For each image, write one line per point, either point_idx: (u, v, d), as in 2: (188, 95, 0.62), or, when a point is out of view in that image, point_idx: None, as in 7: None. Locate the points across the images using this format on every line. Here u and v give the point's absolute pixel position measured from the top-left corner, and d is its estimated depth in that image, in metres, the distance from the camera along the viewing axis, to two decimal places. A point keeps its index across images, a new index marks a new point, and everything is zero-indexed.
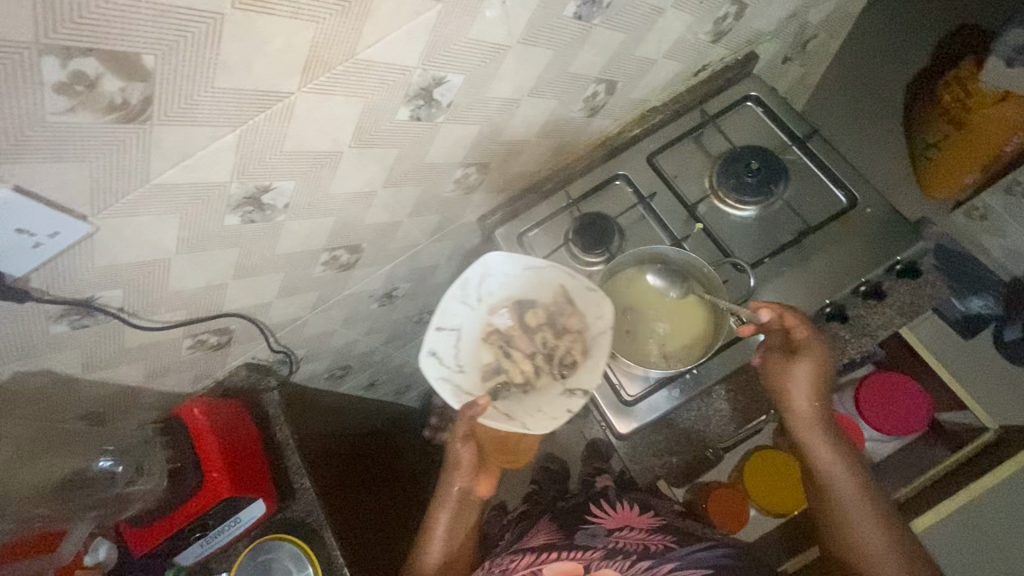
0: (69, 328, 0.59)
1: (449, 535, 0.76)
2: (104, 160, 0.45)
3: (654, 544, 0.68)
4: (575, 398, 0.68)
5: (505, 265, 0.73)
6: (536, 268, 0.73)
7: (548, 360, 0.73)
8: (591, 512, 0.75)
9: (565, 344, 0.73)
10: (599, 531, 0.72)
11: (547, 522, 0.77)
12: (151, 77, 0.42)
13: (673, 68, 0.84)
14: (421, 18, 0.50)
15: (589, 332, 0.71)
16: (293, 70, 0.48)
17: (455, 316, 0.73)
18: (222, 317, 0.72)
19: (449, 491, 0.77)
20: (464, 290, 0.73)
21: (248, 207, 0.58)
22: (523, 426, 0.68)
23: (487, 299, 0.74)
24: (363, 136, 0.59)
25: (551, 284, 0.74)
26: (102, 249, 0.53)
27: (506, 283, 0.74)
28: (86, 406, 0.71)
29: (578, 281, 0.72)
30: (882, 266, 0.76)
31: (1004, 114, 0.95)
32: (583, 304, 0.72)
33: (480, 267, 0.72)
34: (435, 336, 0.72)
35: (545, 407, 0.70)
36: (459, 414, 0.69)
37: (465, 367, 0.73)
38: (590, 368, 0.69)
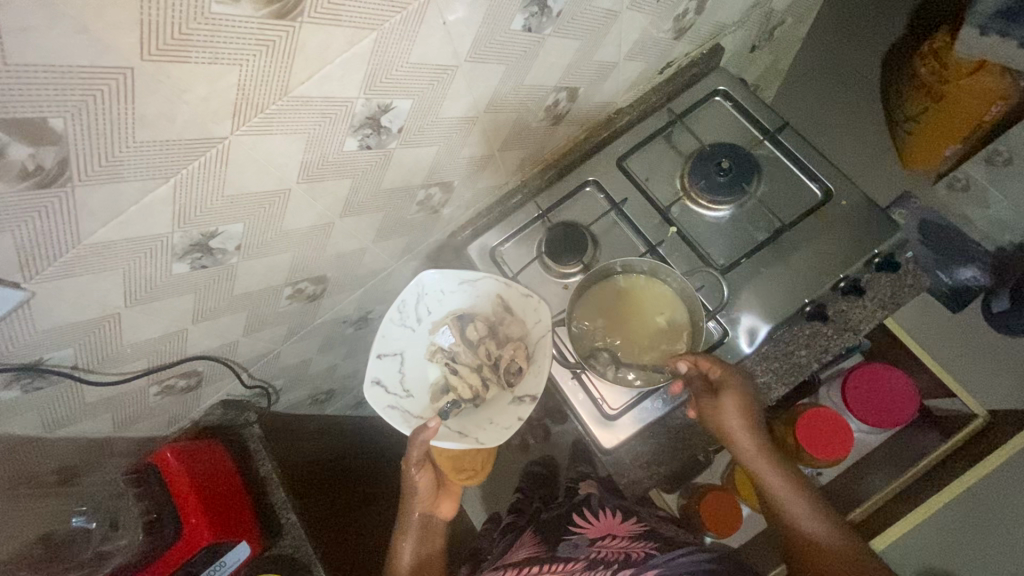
0: (21, 392, 0.57)
1: (417, 547, 0.77)
2: (28, 228, 0.43)
3: (635, 553, 0.63)
4: (524, 405, 0.67)
5: (438, 281, 0.72)
6: (472, 281, 0.73)
7: (495, 370, 0.72)
8: (573, 522, 0.72)
9: (510, 352, 0.71)
10: (581, 542, 0.68)
11: (530, 535, 0.73)
12: (64, 140, 0.39)
13: (636, 69, 0.81)
14: (355, 47, 0.47)
15: (529, 339, 0.71)
16: (222, 114, 0.45)
17: (394, 340, 0.71)
18: (187, 361, 0.70)
19: (409, 519, 0.78)
20: (401, 313, 0.71)
21: (196, 254, 0.56)
22: (477, 442, 0.66)
23: (427, 319, 0.73)
24: (310, 171, 0.56)
25: (489, 296, 0.73)
26: (43, 312, 0.50)
27: (443, 299, 0.73)
28: (55, 463, 0.70)
29: (512, 289, 0.72)
30: (861, 260, 0.74)
31: (982, 83, 0.94)
32: (522, 311, 0.71)
33: (415, 288, 0.72)
34: (377, 364, 0.69)
35: (496, 418, 0.68)
36: (410, 440, 0.67)
37: (413, 392, 0.71)
38: (535, 372, 0.67)
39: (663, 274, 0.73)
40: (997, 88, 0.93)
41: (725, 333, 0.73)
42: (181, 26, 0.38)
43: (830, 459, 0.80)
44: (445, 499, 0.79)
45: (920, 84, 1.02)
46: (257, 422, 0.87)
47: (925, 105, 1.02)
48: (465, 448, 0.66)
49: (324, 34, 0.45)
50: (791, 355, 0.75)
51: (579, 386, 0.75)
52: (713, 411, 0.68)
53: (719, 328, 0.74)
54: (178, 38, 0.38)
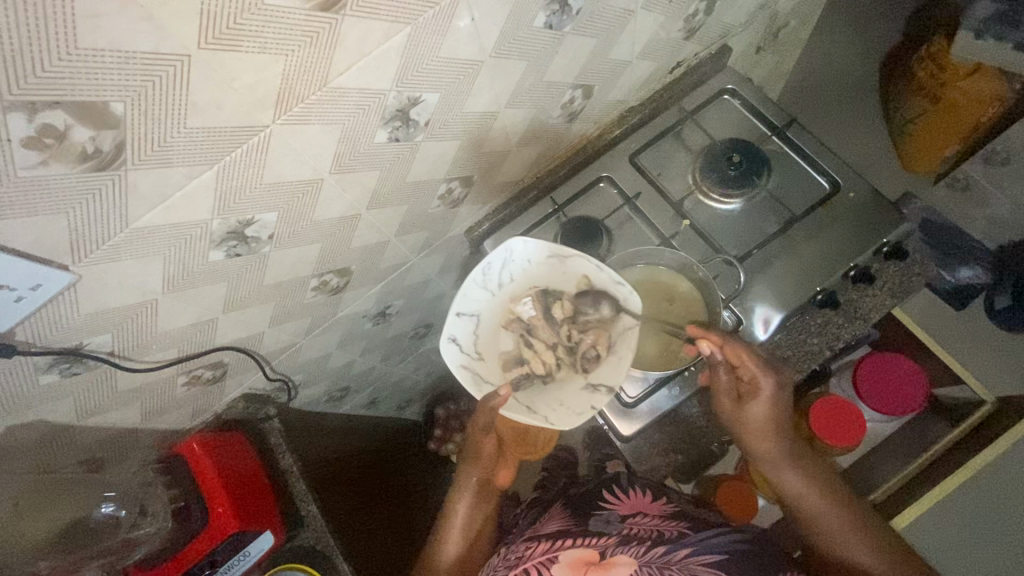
0: (59, 377, 0.59)
1: (470, 511, 0.78)
2: (81, 210, 0.45)
3: (668, 531, 0.66)
4: (600, 394, 0.66)
5: (527, 250, 0.71)
6: (563, 255, 0.71)
7: (573, 352, 0.70)
8: (603, 499, 0.74)
9: (590, 336, 0.70)
10: (612, 518, 0.70)
11: (559, 509, 0.75)
12: (121, 125, 0.41)
13: (648, 68, 0.84)
14: (390, 41, 0.50)
15: (613, 326, 0.69)
16: (265, 103, 0.47)
17: (475, 301, 0.71)
18: (215, 351, 0.72)
19: (468, 479, 0.79)
20: (485, 276, 0.71)
21: (231, 242, 0.58)
22: (545, 420, 0.66)
23: (508, 286, 0.72)
24: (342, 162, 0.58)
25: (576, 274, 0.71)
26: (87, 295, 0.52)
27: (528, 269, 0.72)
28: (84, 452, 0.71)
29: (604, 272, 0.70)
30: (870, 249, 0.77)
31: (979, 86, 0.97)
32: (611, 294, 0.70)
33: (502, 253, 0.71)
34: (455, 323, 0.70)
35: (567, 401, 0.67)
36: (479, 403, 0.68)
37: (486, 356, 0.71)
38: (616, 363, 0.67)
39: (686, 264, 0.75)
40: (992, 90, 0.96)
41: (739, 321, 0.75)
42: (236, 16, 0.40)
43: (844, 447, 0.81)
44: (503, 466, 0.79)
45: (918, 86, 1.04)
46: (277, 417, 0.89)
47: (923, 107, 1.04)
48: (532, 424, 0.66)
49: (363, 27, 0.47)
50: (804, 343, 0.77)
51: None
52: (737, 407, 0.70)
53: (733, 317, 0.76)
54: (232, 27, 0.41)
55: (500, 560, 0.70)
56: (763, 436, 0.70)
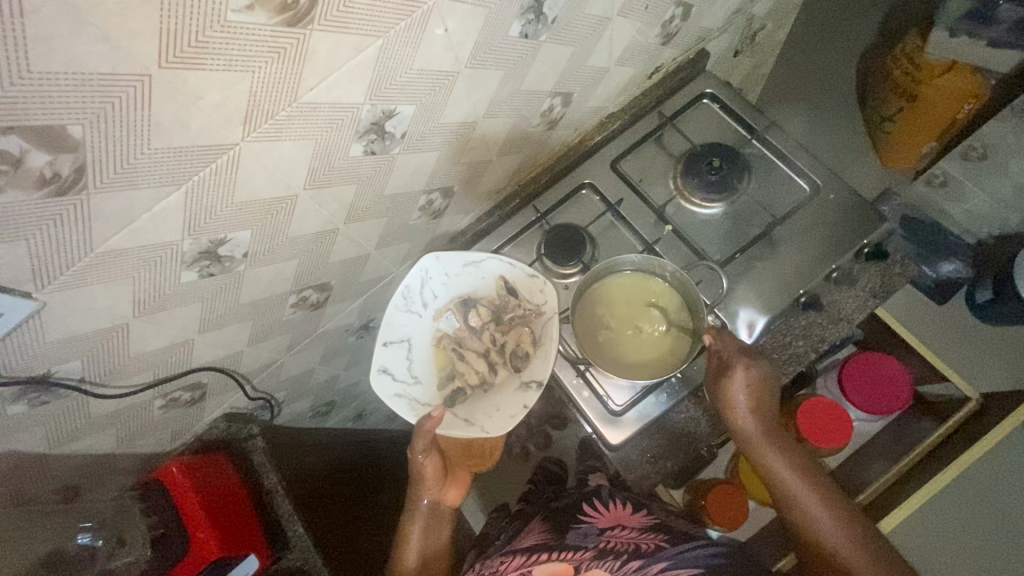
0: (28, 407, 0.57)
1: (424, 537, 0.78)
2: (42, 236, 0.43)
3: (646, 544, 0.64)
4: (531, 391, 0.68)
5: (441, 265, 0.74)
6: (476, 262, 0.75)
7: (501, 355, 0.72)
8: (583, 511, 0.72)
9: (514, 337, 0.72)
10: (591, 531, 0.68)
11: (538, 523, 0.73)
12: (81, 148, 0.40)
13: (626, 74, 0.84)
14: (361, 54, 0.49)
15: (534, 324, 0.72)
16: (233, 121, 0.46)
17: (401, 327, 0.72)
18: (193, 372, 0.70)
19: (417, 506, 0.79)
20: (406, 299, 0.73)
21: (204, 262, 0.56)
22: (483, 431, 0.67)
23: (431, 305, 0.74)
24: (317, 177, 0.57)
25: (492, 279, 0.75)
26: (53, 323, 0.50)
27: (447, 284, 0.75)
28: (58, 481, 0.69)
29: (517, 270, 0.74)
30: (851, 251, 0.77)
31: (953, 83, 0.98)
32: (527, 292, 0.74)
33: (419, 274, 0.73)
34: (385, 352, 0.71)
35: (503, 405, 0.69)
36: (416, 427, 0.68)
37: (421, 378, 0.72)
38: (541, 357, 0.69)
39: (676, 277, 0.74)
40: (971, 84, 0.97)
41: (724, 326, 0.75)
42: (198, 34, 0.39)
43: (831, 448, 0.81)
44: (451, 485, 0.79)
45: (895, 85, 1.06)
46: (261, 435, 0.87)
47: (901, 106, 1.06)
48: (470, 436, 0.67)
49: (333, 41, 0.46)
50: (789, 346, 0.77)
51: (585, 384, 0.76)
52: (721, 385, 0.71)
53: (718, 321, 0.76)
54: (195, 45, 0.40)
55: None
56: (750, 426, 0.71)
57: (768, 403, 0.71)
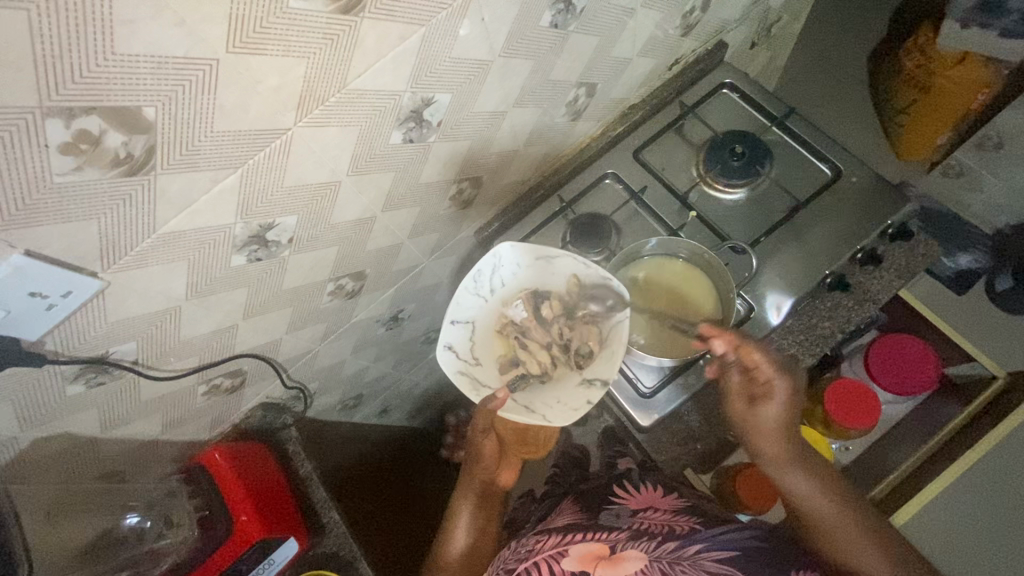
0: (85, 388, 0.59)
1: (472, 522, 0.77)
2: (111, 216, 0.46)
3: (680, 527, 0.63)
4: (595, 388, 0.66)
5: (518, 255, 0.73)
6: (549, 257, 0.73)
7: (566, 351, 0.73)
8: (614, 493, 0.72)
9: (583, 334, 0.71)
10: (623, 512, 0.68)
11: (568, 503, 0.74)
12: (152, 129, 0.42)
13: (647, 66, 0.86)
14: (406, 42, 0.51)
15: (603, 323, 0.71)
16: (287, 107, 0.49)
17: (467, 309, 0.72)
18: (236, 358, 0.73)
19: (471, 483, 0.78)
20: (475, 283, 0.72)
21: (253, 246, 0.58)
22: (545, 419, 0.66)
23: (500, 291, 0.73)
24: (359, 164, 0.59)
25: (565, 275, 0.73)
26: (113, 303, 0.53)
27: (519, 273, 0.73)
28: (107, 465, 0.71)
29: (592, 270, 0.72)
30: (876, 232, 0.78)
31: (965, 74, 1.00)
32: (599, 292, 0.72)
33: (491, 258, 0.72)
34: (450, 330, 0.70)
35: (564, 398, 0.67)
36: (478, 406, 0.67)
37: (481, 360, 0.71)
38: (608, 357, 0.68)
39: (698, 255, 0.75)
40: (980, 77, 0.99)
41: (751, 307, 0.76)
42: (262, 20, 0.42)
43: (860, 429, 0.82)
44: (505, 467, 0.78)
45: (908, 77, 1.08)
46: (294, 426, 0.89)
47: (913, 97, 1.08)
48: (531, 423, 0.66)
49: (380, 29, 0.49)
50: (815, 327, 0.78)
51: (614, 367, 0.77)
52: (745, 406, 0.66)
53: (745, 304, 0.77)
54: (259, 31, 0.42)
55: (510, 551, 0.68)
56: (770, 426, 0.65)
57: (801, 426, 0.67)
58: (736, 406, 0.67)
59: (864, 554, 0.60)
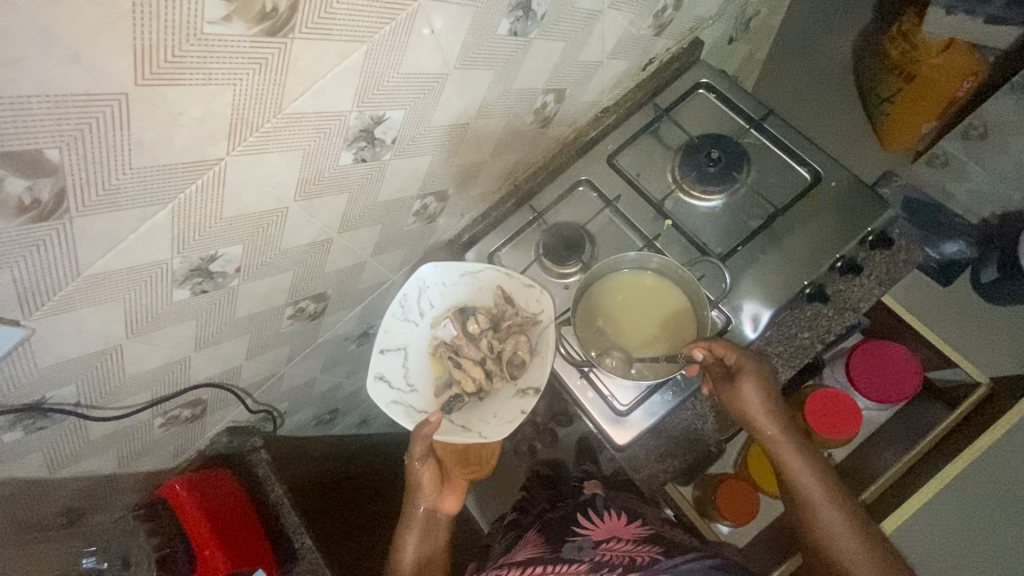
0: (24, 433, 0.56)
1: (420, 546, 0.75)
2: (25, 263, 0.42)
3: (641, 557, 0.60)
4: (529, 397, 0.66)
5: (438, 274, 0.71)
6: (473, 272, 0.72)
7: (499, 363, 0.71)
8: (578, 523, 0.70)
9: (511, 344, 0.70)
10: (585, 544, 0.65)
11: (534, 534, 0.71)
12: (60, 172, 0.39)
13: (620, 67, 0.82)
14: (347, 60, 0.47)
15: (531, 331, 0.70)
16: (218, 137, 0.45)
17: (398, 335, 0.70)
18: (193, 389, 0.69)
19: (414, 511, 0.76)
20: (403, 308, 0.70)
21: (196, 279, 0.55)
22: (481, 436, 0.65)
23: (429, 312, 0.72)
24: (307, 187, 0.56)
25: (490, 287, 0.73)
26: (43, 349, 0.49)
27: (445, 292, 0.72)
28: (61, 503, 0.68)
29: (514, 279, 0.71)
30: (856, 238, 0.76)
31: (951, 61, 0.97)
32: (523, 301, 0.71)
33: (416, 282, 0.70)
34: (381, 359, 0.68)
35: (500, 412, 0.67)
36: (412, 434, 0.65)
37: (416, 386, 0.70)
38: (539, 364, 0.67)
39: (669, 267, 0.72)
40: (965, 65, 0.96)
41: (728, 320, 0.74)
42: (175, 49, 0.38)
43: (840, 440, 0.80)
44: (448, 491, 0.77)
45: (891, 65, 1.04)
46: (264, 447, 0.85)
47: (898, 86, 1.04)
48: (468, 442, 0.65)
49: (316, 48, 0.45)
50: (794, 338, 0.76)
51: (588, 385, 0.75)
52: (732, 393, 0.68)
53: (722, 316, 0.74)
54: (173, 60, 0.38)
55: None
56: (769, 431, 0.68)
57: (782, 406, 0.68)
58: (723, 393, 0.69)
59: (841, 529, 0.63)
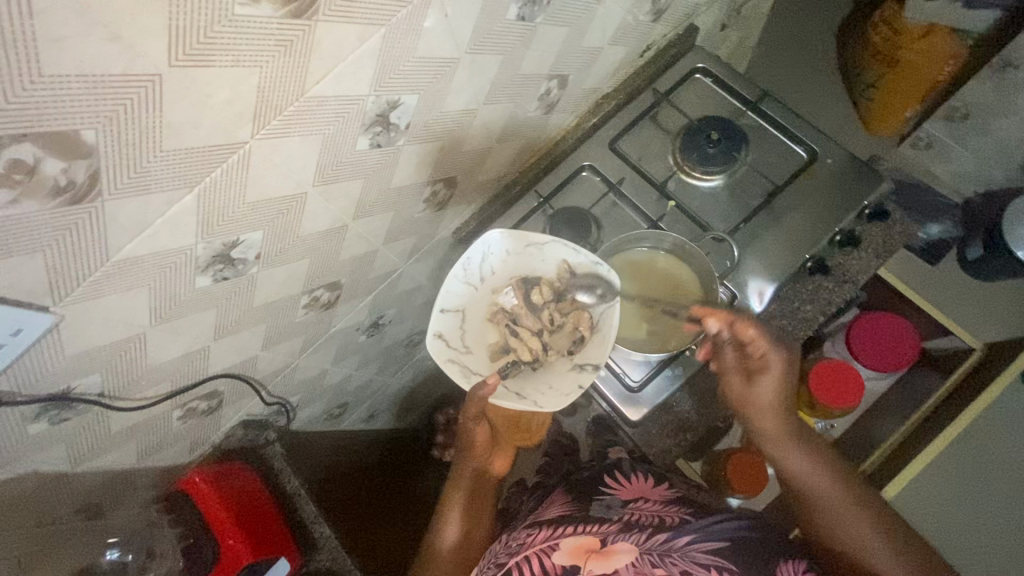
0: (49, 425, 0.56)
1: (468, 513, 0.76)
2: (58, 247, 0.43)
3: (669, 517, 0.63)
4: (586, 372, 0.67)
5: (504, 242, 0.72)
6: (538, 244, 0.72)
7: (556, 337, 0.70)
8: (604, 484, 0.72)
9: (573, 320, 0.70)
10: (613, 504, 0.68)
11: (560, 494, 0.73)
12: (94, 153, 0.39)
13: (619, 54, 0.84)
14: (367, 44, 0.49)
15: (593, 308, 0.70)
16: (244, 119, 0.46)
17: (457, 297, 0.71)
18: (210, 380, 0.70)
19: (463, 474, 0.77)
20: (466, 271, 0.71)
21: (218, 265, 0.56)
22: (535, 404, 0.65)
23: (490, 279, 0.72)
24: (325, 172, 0.57)
25: (553, 261, 0.72)
26: (70, 336, 0.50)
27: (509, 261, 0.73)
28: (81, 499, 0.68)
29: (580, 256, 0.71)
30: (853, 213, 0.78)
31: (932, 47, 1.00)
32: (587, 278, 0.71)
33: (480, 246, 0.71)
34: (440, 318, 0.69)
35: (555, 384, 0.68)
36: (468, 394, 0.65)
37: (472, 347, 0.70)
38: (599, 343, 0.68)
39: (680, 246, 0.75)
40: (946, 49, 0.99)
41: (734, 296, 0.76)
42: (206, 30, 0.39)
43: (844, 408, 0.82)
44: (500, 454, 0.79)
45: (875, 51, 1.08)
46: (278, 441, 0.87)
47: (882, 72, 1.07)
48: (522, 410, 0.65)
49: (338, 31, 0.46)
50: (798, 311, 0.78)
51: (600, 363, 0.76)
52: (743, 387, 0.68)
53: (728, 292, 0.77)
54: (204, 41, 0.39)
55: (503, 545, 0.67)
56: (772, 424, 0.68)
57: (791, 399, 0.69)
58: (732, 387, 0.69)
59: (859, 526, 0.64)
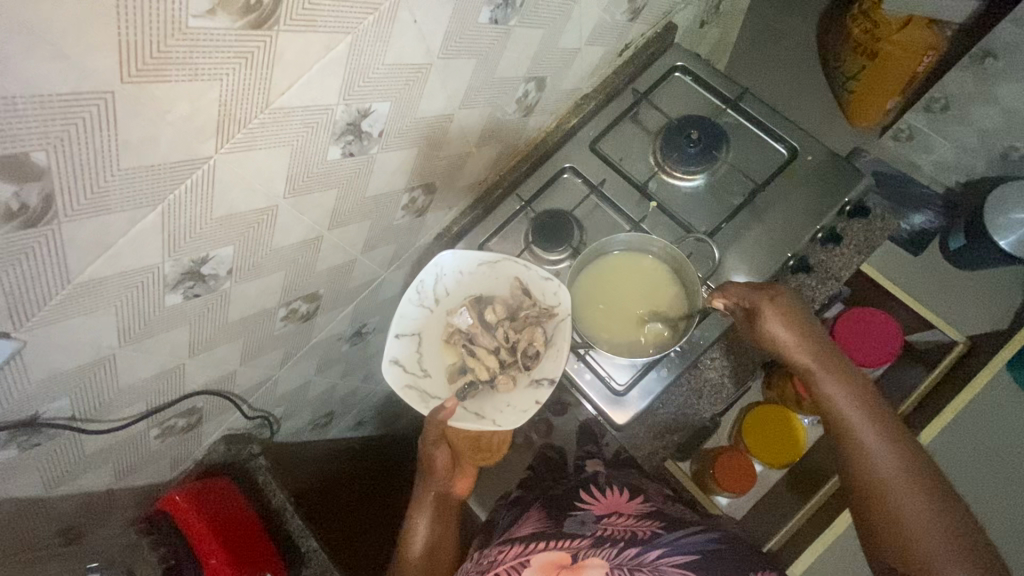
0: (18, 451, 0.55)
1: (432, 530, 0.76)
2: (14, 272, 0.41)
3: (642, 531, 0.61)
4: (543, 388, 0.67)
5: (456, 261, 0.72)
6: (491, 262, 0.73)
7: (513, 354, 0.70)
8: (579, 498, 0.69)
9: (527, 335, 0.70)
10: (587, 518, 0.65)
11: (536, 509, 0.70)
12: (47, 176, 0.38)
13: (597, 54, 0.83)
14: (332, 52, 0.47)
15: (548, 323, 0.70)
16: (206, 134, 0.44)
17: (411, 320, 0.70)
18: (187, 398, 0.68)
19: (426, 494, 0.77)
20: (418, 293, 0.71)
21: (188, 282, 0.54)
22: (495, 424, 0.66)
23: (445, 300, 0.72)
24: (296, 185, 0.55)
25: (507, 277, 0.72)
26: (34, 362, 0.48)
27: (461, 280, 0.72)
28: (57, 523, 0.67)
29: (532, 271, 0.71)
30: (834, 209, 0.78)
31: (908, 39, 0.99)
32: (541, 293, 0.71)
33: (432, 268, 0.71)
34: (396, 343, 0.69)
35: (514, 401, 0.68)
36: (427, 419, 0.65)
37: (430, 371, 0.70)
38: (555, 356, 0.68)
39: (664, 250, 0.74)
40: (923, 41, 0.98)
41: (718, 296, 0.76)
42: (159, 44, 0.37)
43: None
44: (460, 476, 0.77)
45: (855, 44, 1.08)
46: (263, 454, 0.85)
47: (863, 63, 1.08)
48: (481, 430, 0.65)
49: (301, 41, 0.45)
50: None
51: (585, 367, 0.76)
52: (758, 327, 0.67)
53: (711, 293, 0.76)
54: (158, 56, 0.38)
55: (474, 563, 0.66)
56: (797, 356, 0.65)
57: (815, 335, 0.65)
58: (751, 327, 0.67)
59: (906, 485, 0.55)
